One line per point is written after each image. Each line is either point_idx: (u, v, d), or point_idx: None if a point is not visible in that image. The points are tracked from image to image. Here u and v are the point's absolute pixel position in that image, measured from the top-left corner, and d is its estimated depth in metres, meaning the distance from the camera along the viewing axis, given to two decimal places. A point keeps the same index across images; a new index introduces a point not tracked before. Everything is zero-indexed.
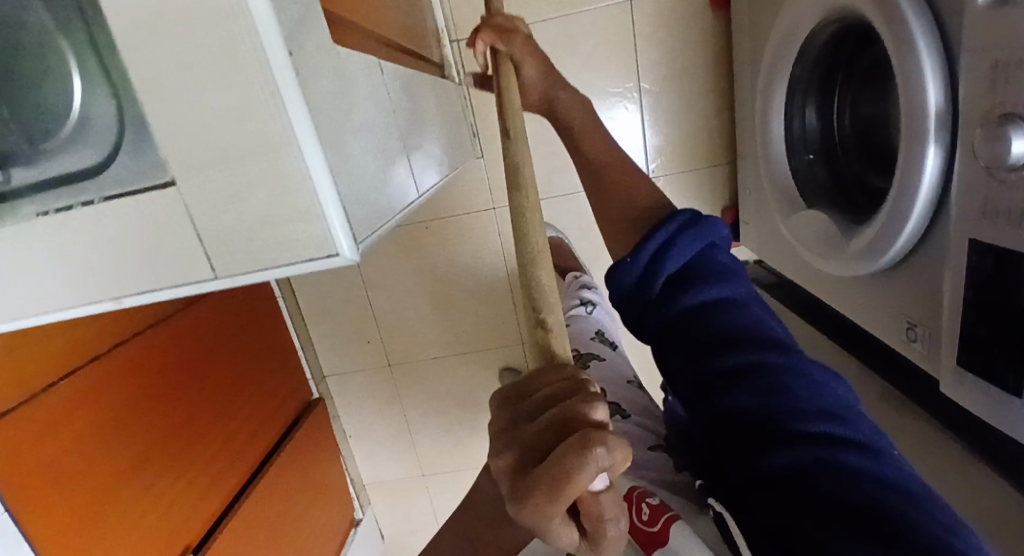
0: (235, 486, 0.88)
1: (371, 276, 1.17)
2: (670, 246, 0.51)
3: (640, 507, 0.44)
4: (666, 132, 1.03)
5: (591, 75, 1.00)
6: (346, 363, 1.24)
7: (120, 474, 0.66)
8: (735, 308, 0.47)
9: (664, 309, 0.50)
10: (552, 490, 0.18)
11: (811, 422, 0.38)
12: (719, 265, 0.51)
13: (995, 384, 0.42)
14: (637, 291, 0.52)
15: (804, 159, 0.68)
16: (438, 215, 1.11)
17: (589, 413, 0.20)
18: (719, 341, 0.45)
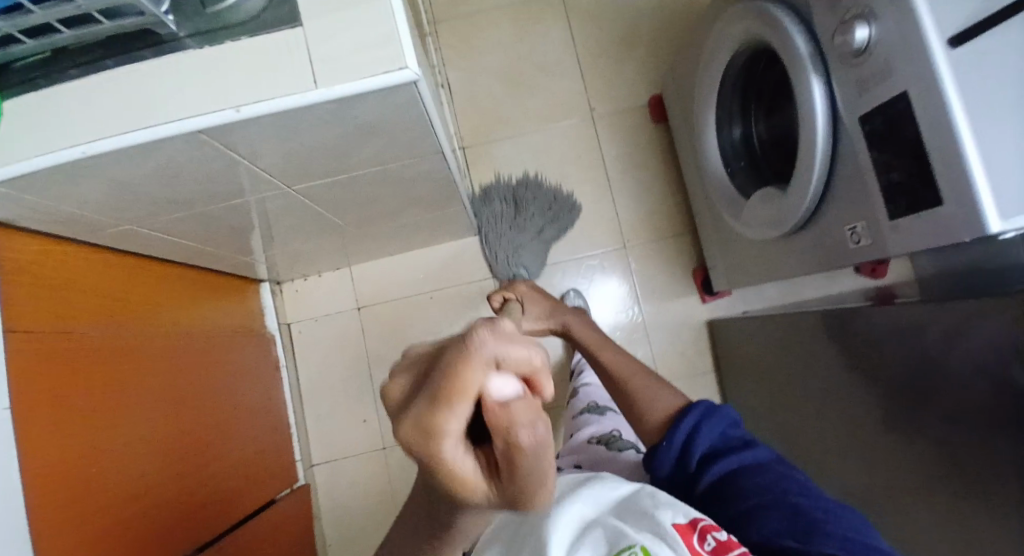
0: (205, 534, 0.74)
1: (375, 347, 1.21)
2: (693, 434, 0.59)
3: (704, 537, 0.36)
4: (635, 209, 1.26)
5: (567, 169, 1.27)
6: (338, 447, 1.16)
7: (110, 445, 0.60)
8: (757, 469, 0.52)
9: (697, 484, 0.55)
10: (443, 396, 0.11)
11: (828, 537, 0.41)
12: (740, 441, 0.57)
13: (922, 206, 0.52)
14: (673, 466, 0.58)
15: (741, 170, 0.88)
16: (443, 286, 1.22)
17: (485, 345, 0.11)
18: (741, 490, 0.50)
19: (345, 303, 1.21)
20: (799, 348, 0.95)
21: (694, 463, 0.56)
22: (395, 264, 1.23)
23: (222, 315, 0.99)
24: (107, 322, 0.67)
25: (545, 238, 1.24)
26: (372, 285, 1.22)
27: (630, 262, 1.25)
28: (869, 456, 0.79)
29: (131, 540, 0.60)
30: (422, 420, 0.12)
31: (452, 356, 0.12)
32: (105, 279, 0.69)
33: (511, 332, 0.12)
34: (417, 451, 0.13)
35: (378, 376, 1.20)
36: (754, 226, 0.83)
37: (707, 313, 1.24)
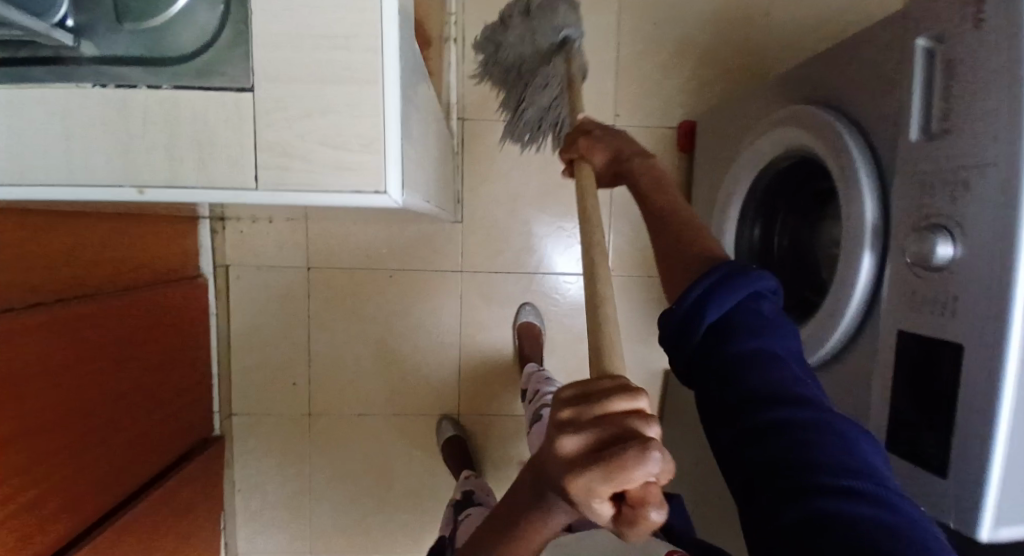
0: (101, 510, 0.70)
1: (318, 314, 1.12)
2: (710, 300, 0.46)
3: None
4: (628, 238, 1.17)
5: None
6: (261, 405, 1.11)
7: (19, 431, 0.54)
8: (776, 362, 0.42)
9: (706, 357, 0.45)
10: (614, 473, 0.22)
11: (843, 474, 0.32)
12: (766, 316, 0.45)
13: (920, 462, 0.47)
14: (677, 327, 0.48)
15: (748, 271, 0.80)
16: (405, 267, 1.12)
17: (643, 463, 0.21)
18: (748, 390, 0.40)
19: (293, 260, 1.10)
20: None
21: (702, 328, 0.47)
22: (357, 230, 1.10)
23: (142, 261, 0.86)
24: (13, 291, 0.57)
25: (528, 243, 1.14)
26: (328, 246, 1.10)
27: (607, 290, 1.18)
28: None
29: (33, 529, 0.56)
30: (592, 486, 0.22)
31: (614, 460, 0.22)
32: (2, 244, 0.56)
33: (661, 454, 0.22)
34: (583, 499, 0.23)
35: (316, 343, 1.12)
36: None
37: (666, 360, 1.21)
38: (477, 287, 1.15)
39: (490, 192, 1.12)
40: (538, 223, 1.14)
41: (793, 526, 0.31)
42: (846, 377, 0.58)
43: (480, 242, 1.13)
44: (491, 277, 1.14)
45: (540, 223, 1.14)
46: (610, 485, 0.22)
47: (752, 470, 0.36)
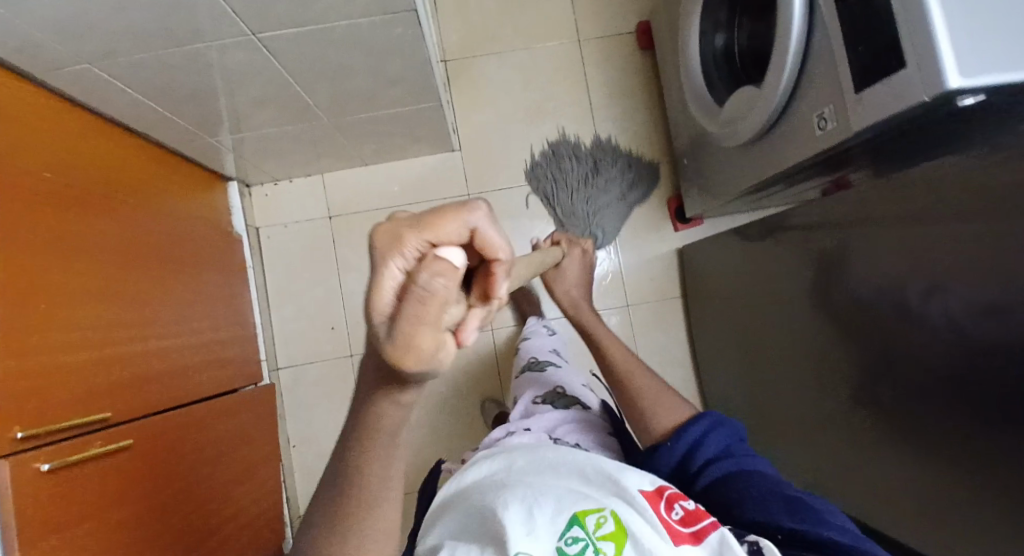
0: (154, 403, 0.75)
1: (345, 257, 1.19)
2: (691, 453, 0.64)
3: (669, 504, 0.49)
4: (614, 134, 1.26)
5: (548, 92, 1.25)
6: (304, 352, 1.17)
7: (51, 286, 0.60)
8: (757, 474, 0.58)
9: (692, 485, 0.61)
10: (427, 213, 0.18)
11: (830, 528, 0.46)
12: (741, 451, 0.63)
13: (886, 73, 0.55)
14: (673, 468, 0.63)
15: (719, 72, 0.91)
16: (416, 200, 1.21)
17: (478, 219, 0.20)
18: (727, 501, 0.55)
19: (317, 212, 1.19)
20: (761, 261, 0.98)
21: (696, 466, 0.62)
22: (369, 175, 1.21)
23: (189, 203, 0.98)
24: (61, 171, 0.67)
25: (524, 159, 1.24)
26: (345, 194, 1.20)
27: (608, 187, 1.25)
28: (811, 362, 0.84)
29: (76, 383, 0.61)
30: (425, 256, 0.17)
31: (454, 219, 0.19)
32: (36, 122, 0.64)
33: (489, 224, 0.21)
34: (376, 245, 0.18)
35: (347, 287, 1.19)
36: (730, 131, 0.87)
37: (678, 243, 1.25)
38: (486, 206, 1.23)
39: (481, 120, 1.24)
40: (529, 138, 1.24)
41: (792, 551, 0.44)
42: (818, 81, 0.67)
43: (481, 165, 1.23)
44: (497, 195, 1.23)
45: (531, 137, 1.24)
46: (430, 238, 0.17)
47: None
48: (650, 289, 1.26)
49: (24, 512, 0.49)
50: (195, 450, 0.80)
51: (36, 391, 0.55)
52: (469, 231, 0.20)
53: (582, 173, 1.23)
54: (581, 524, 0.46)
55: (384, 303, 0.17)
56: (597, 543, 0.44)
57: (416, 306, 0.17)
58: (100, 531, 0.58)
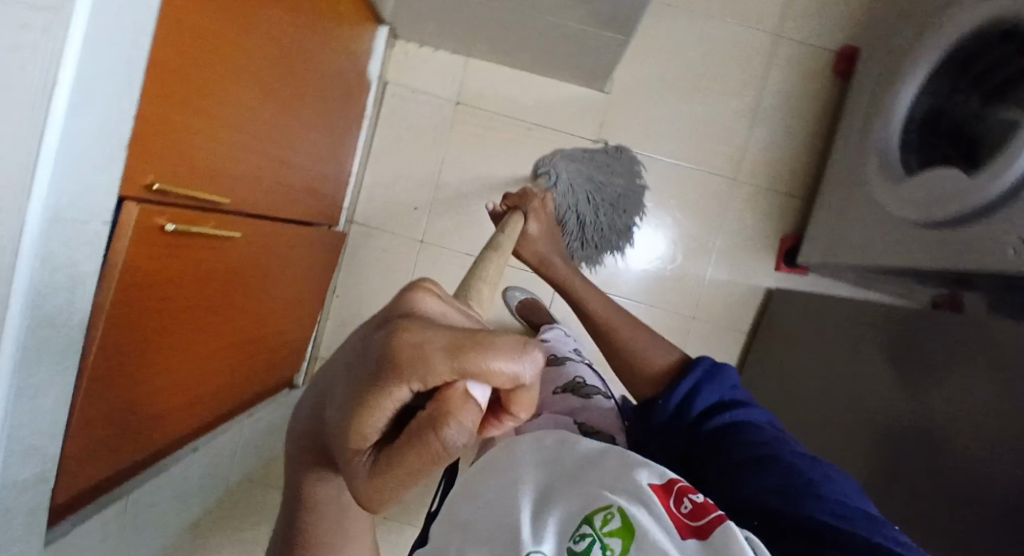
0: (262, 209, 0.77)
1: (455, 148, 1.17)
2: (693, 402, 0.68)
3: (681, 499, 0.43)
4: (765, 148, 1.17)
5: (719, 75, 1.16)
6: (379, 219, 1.18)
7: (229, 55, 0.60)
8: (748, 430, 0.61)
9: (694, 429, 0.66)
10: (469, 343, 0.15)
11: (816, 500, 0.47)
12: (734, 404, 0.67)
13: None
14: (675, 413, 0.68)
15: (914, 140, 0.88)
16: (544, 124, 1.16)
17: (514, 360, 0.15)
18: (727, 447, 0.60)
19: (446, 93, 1.15)
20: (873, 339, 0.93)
21: (692, 418, 0.67)
22: (511, 80, 1.15)
23: (354, 37, 0.96)
24: None
25: (664, 132, 1.17)
26: (481, 87, 1.15)
27: (732, 197, 1.19)
28: (880, 455, 0.81)
29: (213, 155, 0.62)
30: (397, 338, 0.16)
31: (477, 337, 0.15)
32: None
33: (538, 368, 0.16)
34: (390, 364, 0.16)
35: (444, 177, 1.18)
36: (896, 209, 0.83)
37: (770, 282, 1.20)
38: None
39: (642, 74, 1.16)
40: (679, 114, 1.17)
41: (779, 500, 0.48)
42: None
43: (622, 119, 1.16)
44: None
45: (682, 114, 1.17)
46: (454, 379, 0.15)
47: (731, 504, 0.53)
48: (722, 315, 1.21)
49: (130, 254, 0.52)
50: (270, 274, 0.82)
51: (181, 145, 0.56)
52: (516, 383, 0.16)
53: (579, 187, 1.07)
54: (585, 522, 0.39)
55: (368, 430, 0.18)
56: (604, 540, 0.37)
57: (407, 448, 0.17)
58: (169, 305, 0.61)
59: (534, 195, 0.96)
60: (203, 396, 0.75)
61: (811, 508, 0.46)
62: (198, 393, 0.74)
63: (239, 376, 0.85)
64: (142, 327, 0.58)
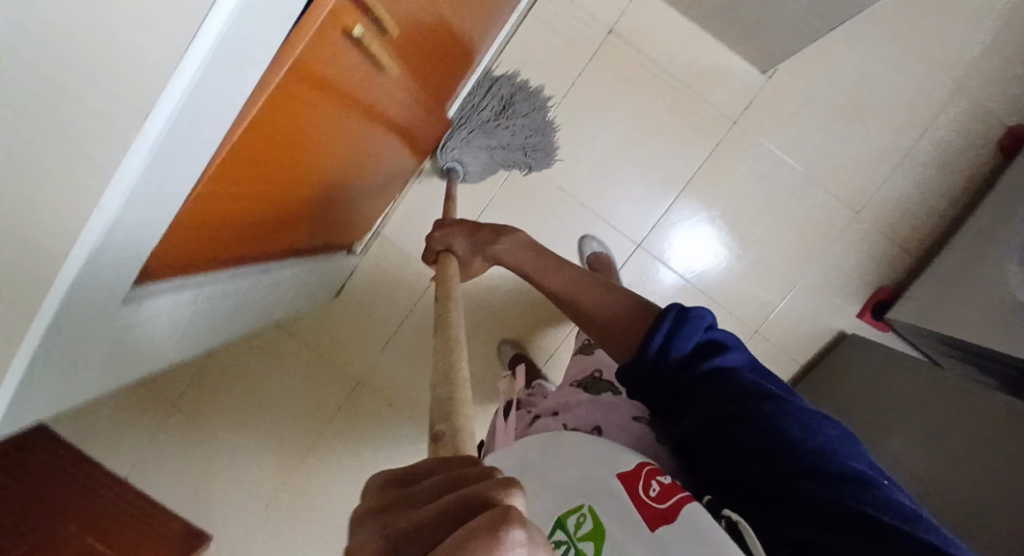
0: (410, 60, 0.71)
1: (591, 76, 1.10)
2: (667, 348, 0.54)
3: (648, 482, 0.41)
4: (897, 193, 1.12)
5: (884, 102, 1.09)
6: None
7: None
8: (740, 379, 0.51)
9: (677, 377, 0.54)
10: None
11: (855, 478, 0.40)
12: (718, 341, 0.55)
13: None
14: (658, 351, 0.55)
15: None
16: (689, 84, 1.09)
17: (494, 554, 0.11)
18: (711, 403, 0.50)
19: (605, 15, 1.07)
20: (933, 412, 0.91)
21: (676, 358, 0.54)
22: (676, 27, 1.08)
23: None
24: None
25: (804, 138, 1.11)
26: (641, 24, 1.08)
27: (845, 230, 1.13)
28: None
29: None
30: None
31: (442, 543, 0.11)
32: None
33: (536, 536, 0.13)
34: None
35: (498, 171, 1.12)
36: None
37: (847, 326, 1.16)
38: (738, 147, 1.12)
39: (807, 71, 1.09)
40: (826, 127, 1.11)
41: (778, 483, 0.41)
42: None
43: (769, 110, 1.10)
44: (753, 146, 1.12)
45: (829, 129, 1.11)
46: None
47: (724, 476, 0.47)
48: (783, 341, 1.17)
49: (297, 57, 0.48)
50: (375, 131, 0.77)
51: None
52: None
53: (468, 140, 1.03)
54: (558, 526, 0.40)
55: None
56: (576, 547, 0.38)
57: None
58: (246, 161, 0.54)
59: (445, 222, 0.84)
60: (257, 243, 0.70)
61: (808, 496, 0.39)
62: (240, 249, 0.68)
63: (296, 235, 0.80)
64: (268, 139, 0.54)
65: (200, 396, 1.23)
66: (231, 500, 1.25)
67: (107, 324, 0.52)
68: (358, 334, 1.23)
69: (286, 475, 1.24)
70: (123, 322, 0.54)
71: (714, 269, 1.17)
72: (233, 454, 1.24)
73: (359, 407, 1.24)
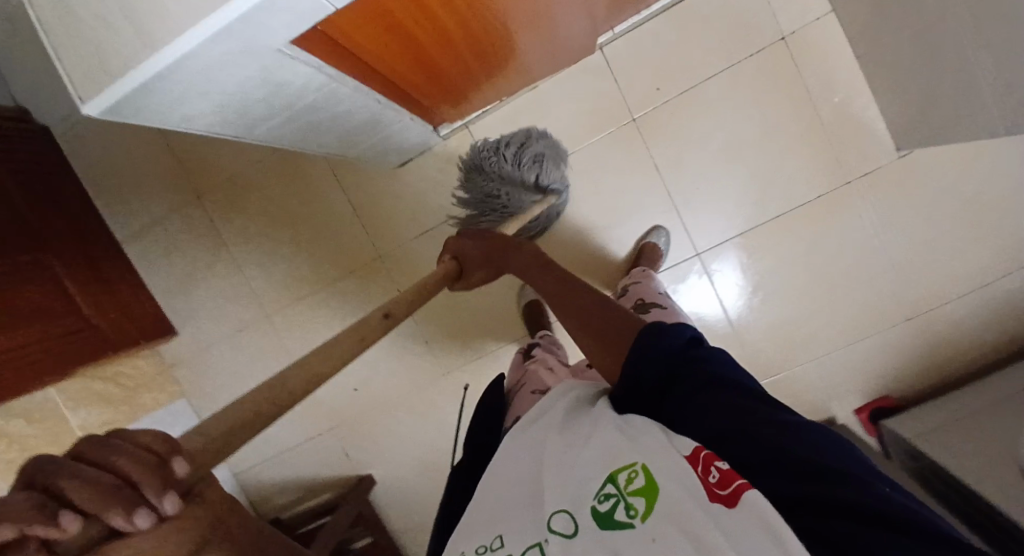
0: None
1: (739, 74, 1.06)
2: (656, 346, 0.51)
3: (710, 469, 0.38)
4: (951, 322, 1.12)
5: (989, 233, 1.08)
6: (620, 71, 1.09)
7: None
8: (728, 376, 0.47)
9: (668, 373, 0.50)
10: None
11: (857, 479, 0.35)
12: (703, 349, 0.52)
13: None
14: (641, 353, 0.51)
15: None
16: (827, 127, 1.07)
17: None
18: (710, 405, 0.45)
19: (785, 22, 1.04)
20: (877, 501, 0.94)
21: (669, 356, 0.51)
22: (844, 68, 1.04)
23: None
24: None
25: (900, 230, 1.09)
26: (815, 47, 1.04)
27: (887, 331, 1.14)
28: None
29: None
30: None
31: None
32: None
33: None
34: None
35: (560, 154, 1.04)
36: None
37: (841, 414, 1.19)
38: (839, 210, 1.10)
39: (939, 170, 1.06)
40: (926, 231, 1.09)
41: (805, 491, 0.35)
42: None
43: (885, 189, 1.08)
44: (852, 216, 1.10)
45: (928, 234, 1.09)
46: None
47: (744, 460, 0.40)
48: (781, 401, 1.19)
49: None
50: (541, 15, 0.74)
51: None
52: None
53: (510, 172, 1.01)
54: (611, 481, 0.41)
55: None
56: (628, 499, 0.39)
57: None
58: None
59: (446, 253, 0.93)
60: (384, 77, 0.68)
61: (847, 506, 0.33)
62: (372, 69, 0.65)
63: (416, 83, 0.77)
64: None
65: (225, 198, 1.21)
66: (210, 305, 1.24)
67: (255, 66, 0.50)
68: (400, 210, 1.19)
69: (273, 307, 1.23)
70: (266, 73, 0.52)
71: (754, 308, 1.16)
72: (235, 265, 1.23)
73: (371, 278, 1.21)
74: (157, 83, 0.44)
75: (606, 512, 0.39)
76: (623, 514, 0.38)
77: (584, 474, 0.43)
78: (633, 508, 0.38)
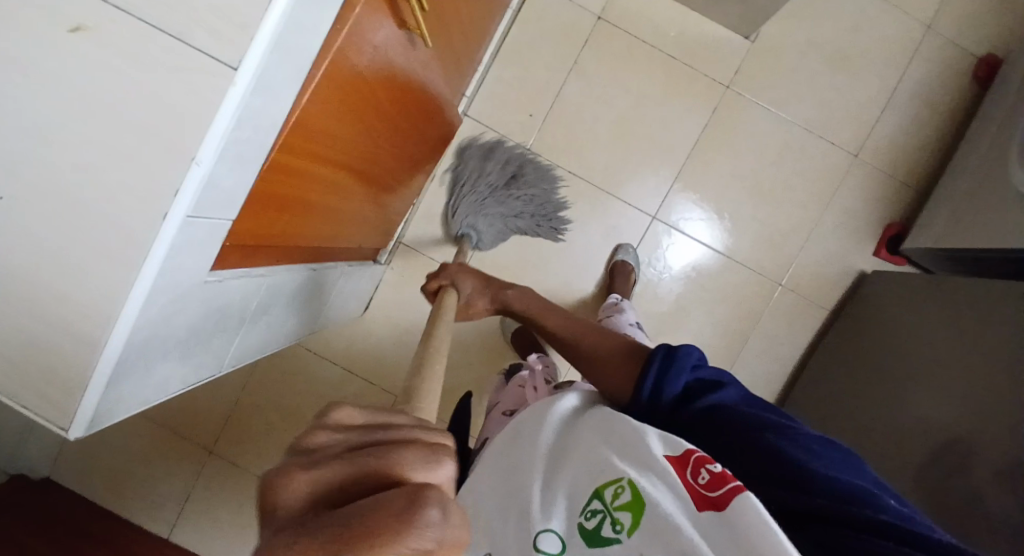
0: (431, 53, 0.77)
1: (585, 64, 1.16)
2: (658, 391, 0.53)
3: (699, 471, 0.40)
4: (891, 133, 1.17)
5: (864, 51, 1.16)
6: (493, 120, 1.17)
7: None
8: (732, 407, 0.49)
9: (678, 417, 0.51)
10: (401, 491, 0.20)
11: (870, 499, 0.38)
12: (710, 377, 0.53)
13: None
14: (650, 396, 0.53)
15: None
16: (681, 58, 1.16)
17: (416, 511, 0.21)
18: (727, 439, 0.47)
19: (591, 6, 1.15)
20: (953, 315, 0.93)
21: (672, 393, 0.52)
22: (661, 10, 1.16)
23: None
24: None
25: (795, 93, 1.16)
26: (628, 10, 1.16)
27: (849, 175, 1.17)
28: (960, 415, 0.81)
29: None
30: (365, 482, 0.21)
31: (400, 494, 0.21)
32: None
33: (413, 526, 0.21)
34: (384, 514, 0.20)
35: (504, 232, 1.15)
36: None
37: (867, 266, 1.19)
38: (737, 110, 1.17)
39: (789, 32, 1.16)
40: (815, 80, 1.16)
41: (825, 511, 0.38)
42: None
43: (760, 72, 1.16)
44: (749, 107, 1.17)
45: (820, 81, 1.16)
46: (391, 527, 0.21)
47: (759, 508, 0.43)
48: (811, 288, 1.19)
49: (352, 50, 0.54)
50: (400, 125, 0.81)
51: None
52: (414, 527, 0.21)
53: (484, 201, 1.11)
54: (598, 495, 0.43)
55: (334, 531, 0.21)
56: (615, 514, 0.41)
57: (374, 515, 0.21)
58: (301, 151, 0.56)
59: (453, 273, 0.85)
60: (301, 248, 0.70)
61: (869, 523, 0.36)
62: (284, 250, 0.67)
63: (330, 237, 0.80)
64: (340, 95, 0.57)
65: (237, 436, 1.21)
66: None
67: (195, 305, 0.52)
68: (390, 344, 1.21)
69: None
70: (208, 308, 0.55)
71: (732, 229, 1.18)
72: None
73: None
74: (117, 373, 0.45)
75: (594, 529, 0.41)
76: (609, 530, 0.40)
77: (572, 489, 0.45)
78: (620, 523, 0.40)
